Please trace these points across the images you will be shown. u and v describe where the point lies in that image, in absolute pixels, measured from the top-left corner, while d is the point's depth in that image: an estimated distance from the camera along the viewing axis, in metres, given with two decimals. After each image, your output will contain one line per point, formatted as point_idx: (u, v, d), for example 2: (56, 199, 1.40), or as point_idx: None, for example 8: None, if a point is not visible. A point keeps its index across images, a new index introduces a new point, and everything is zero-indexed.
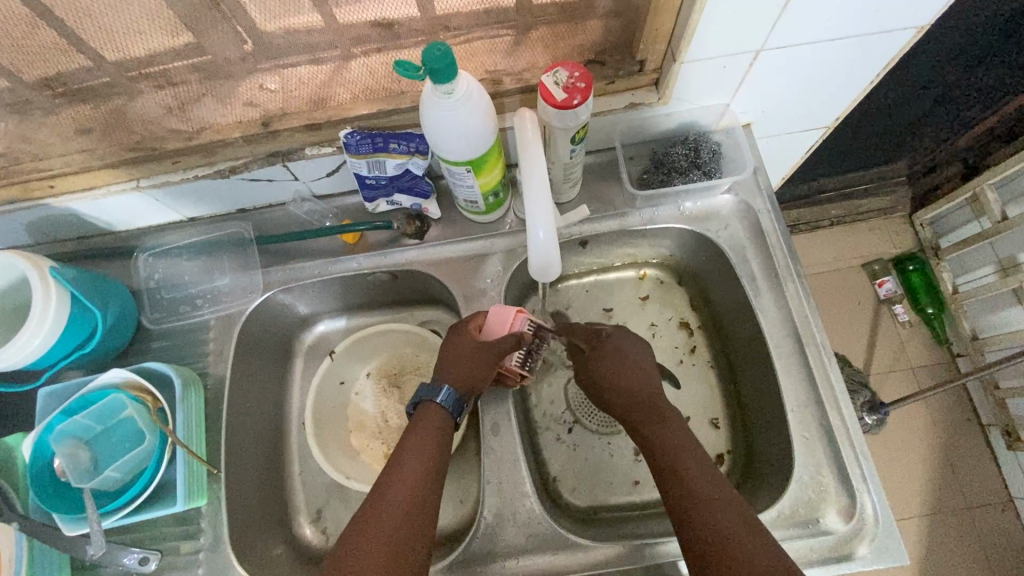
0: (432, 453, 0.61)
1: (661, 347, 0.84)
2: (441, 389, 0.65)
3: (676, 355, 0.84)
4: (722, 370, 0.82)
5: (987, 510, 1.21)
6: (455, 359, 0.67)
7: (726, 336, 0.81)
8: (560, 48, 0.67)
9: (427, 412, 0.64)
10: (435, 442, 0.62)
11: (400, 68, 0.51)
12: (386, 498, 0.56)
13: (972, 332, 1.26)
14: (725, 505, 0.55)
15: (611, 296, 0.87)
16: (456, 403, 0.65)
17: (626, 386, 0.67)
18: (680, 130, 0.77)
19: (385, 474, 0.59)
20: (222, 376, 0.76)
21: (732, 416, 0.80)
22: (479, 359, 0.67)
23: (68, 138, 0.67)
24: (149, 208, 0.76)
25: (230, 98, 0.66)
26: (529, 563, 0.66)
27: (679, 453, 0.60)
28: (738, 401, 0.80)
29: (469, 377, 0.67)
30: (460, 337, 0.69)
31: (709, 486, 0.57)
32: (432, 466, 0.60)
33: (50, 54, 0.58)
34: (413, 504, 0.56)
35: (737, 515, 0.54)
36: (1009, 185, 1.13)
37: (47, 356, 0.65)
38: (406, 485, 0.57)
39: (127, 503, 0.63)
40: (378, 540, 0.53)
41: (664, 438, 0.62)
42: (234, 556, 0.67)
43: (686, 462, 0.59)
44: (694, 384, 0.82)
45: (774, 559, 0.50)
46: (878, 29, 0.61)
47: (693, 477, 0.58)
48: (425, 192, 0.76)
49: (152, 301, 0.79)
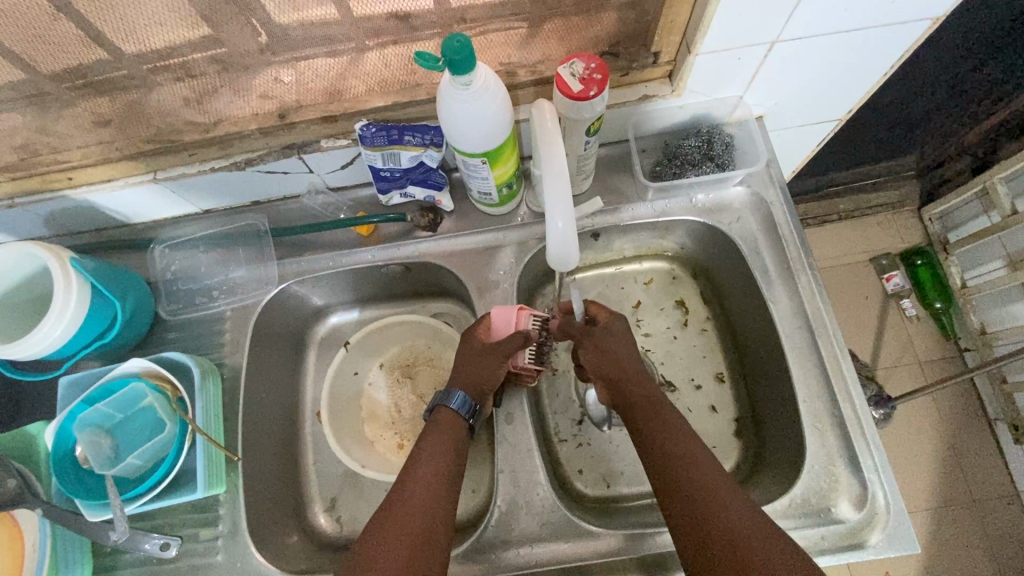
0: (449, 454, 0.62)
1: (671, 334, 0.85)
2: (454, 394, 0.66)
3: (684, 341, 0.85)
4: (729, 351, 0.83)
5: (993, 503, 1.21)
6: (467, 362, 0.69)
7: (735, 326, 0.82)
8: (574, 40, 0.67)
9: (442, 416, 0.66)
10: (452, 445, 0.63)
11: (422, 59, 0.51)
12: (404, 497, 0.57)
13: (980, 327, 1.25)
14: (731, 503, 0.55)
15: (620, 284, 0.88)
16: (468, 405, 0.66)
17: (624, 368, 0.67)
18: (693, 122, 0.78)
19: (401, 475, 0.60)
20: (238, 367, 0.76)
21: (743, 405, 0.80)
22: (489, 360, 0.68)
23: (86, 130, 0.67)
24: (166, 200, 0.77)
25: (247, 91, 0.66)
26: (543, 550, 0.67)
27: (681, 443, 0.60)
28: (744, 374, 0.81)
29: (480, 379, 0.68)
30: (471, 340, 0.70)
31: (708, 476, 0.57)
32: (448, 465, 0.61)
33: (71, 47, 0.57)
34: (431, 503, 0.57)
35: (743, 508, 0.54)
36: (1018, 180, 1.13)
37: (68, 345, 0.66)
38: (422, 483, 0.58)
39: (148, 491, 0.64)
40: (396, 538, 0.53)
41: (665, 427, 0.62)
42: (252, 542, 0.68)
43: (686, 452, 0.60)
44: (701, 359, 0.83)
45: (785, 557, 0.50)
46: (894, 20, 0.61)
47: (693, 468, 0.58)
48: (439, 184, 0.76)
49: (168, 292, 0.80)
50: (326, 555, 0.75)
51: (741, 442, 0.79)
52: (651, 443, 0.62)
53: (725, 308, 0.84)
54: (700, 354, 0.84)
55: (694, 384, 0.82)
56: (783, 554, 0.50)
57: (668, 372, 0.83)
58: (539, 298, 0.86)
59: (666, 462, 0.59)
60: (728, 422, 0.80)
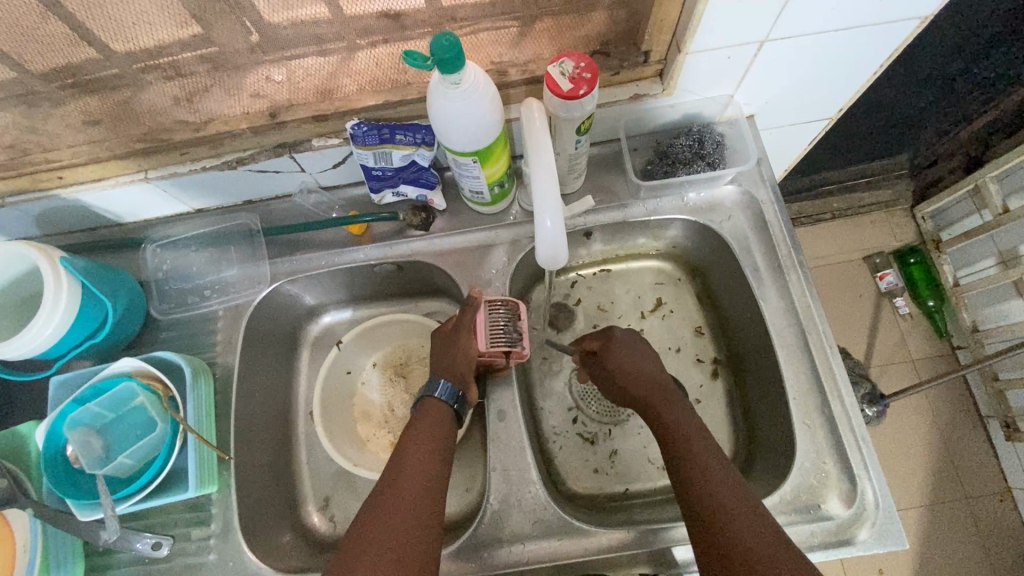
0: (434, 445, 0.62)
1: (653, 310, 0.87)
2: (438, 383, 0.67)
3: (667, 304, 0.87)
4: (708, 311, 0.86)
5: (986, 500, 1.22)
6: (444, 354, 0.69)
7: (717, 298, 0.84)
8: (564, 40, 0.68)
9: (430, 406, 0.66)
10: (436, 436, 0.63)
11: (410, 58, 0.51)
12: (396, 489, 0.57)
13: (972, 325, 1.26)
14: (723, 479, 0.58)
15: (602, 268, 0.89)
16: (454, 393, 0.66)
17: (649, 380, 0.68)
18: (684, 121, 0.78)
19: (390, 468, 0.60)
20: (231, 366, 0.76)
21: (727, 362, 0.83)
22: (460, 345, 0.69)
23: (77, 129, 0.67)
24: (157, 200, 0.77)
25: (237, 90, 0.66)
26: (535, 548, 0.67)
27: (709, 467, 0.59)
28: (722, 325, 0.84)
29: (459, 364, 0.68)
30: (441, 334, 0.72)
31: (704, 454, 0.60)
32: (435, 456, 0.61)
33: (60, 46, 0.57)
34: (420, 494, 0.57)
35: (736, 494, 0.56)
36: (1010, 178, 1.14)
37: (59, 345, 0.66)
38: (412, 476, 0.58)
39: (139, 490, 0.65)
40: (388, 529, 0.53)
41: (692, 452, 0.60)
42: (245, 541, 0.68)
43: (696, 453, 0.60)
44: (685, 335, 0.85)
45: (770, 532, 0.53)
46: (883, 20, 0.61)
47: (720, 492, 0.56)
48: (431, 184, 0.76)
49: (160, 292, 0.80)
50: (319, 554, 0.75)
51: (733, 440, 0.79)
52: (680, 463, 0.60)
53: (717, 305, 0.84)
54: (688, 337, 0.85)
55: (676, 346, 0.84)
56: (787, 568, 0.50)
57: (650, 338, 0.85)
58: (531, 297, 0.87)
59: (692, 486, 0.58)
60: (718, 413, 0.81)
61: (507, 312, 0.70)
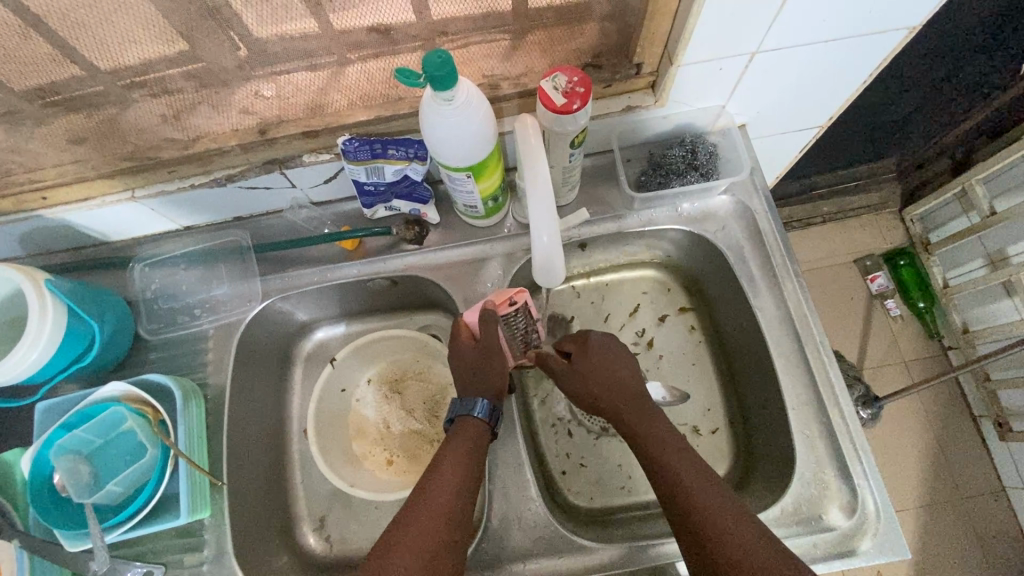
0: (468, 459, 0.61)
1: (640, 310, 0.87)
2: (476, 402, 0.66)
3: (651, 303, 0.87)
4: (699, 310, 0.86)
5: (980, 500, 1.23)
6: (472, 370, 0.70)
7: (710, 300, 0.84)
8: (557, 52, 0.67)
9: (467, 426, 0.65)
10: (469, 452, 0.62)
11: (401, 76, 0.50)
12: (426, 506, 0.56)
13: (962, 325, 1.27)
14: (672, 443, 0.63)
15: (592, 274, 0.88)
16: (491, 411, 0.66)
17: (618, 387, 0.68)
18: (677, 132, 0.78)
19: (424, 478, 0.60)
20: (222, 385, 0.75)
21: (719, 362, 0.83)
22: (488, 362, 0.69)
23: (61, 148, 0.66)
24: (144, 219, 0.75)
25: (226, 106, 0.65)
26: (536, 566, 0.66)
27: (709, 507, 0.56)
28: (711, 320, 0.85)
29: (493, 381, 0.69)
30: (460, 353, 0.70)
31: (655, 422, 0.65)
32: (469, 473, 0.60)
33: (43, 65, 0.56)
34: (450, 505, 0.57)
35: (683, 456, 0.61)
36: (996, 180, 1.15)
37: (44, 369, 0.64)
38: (444, 485, 0.58)
39: (130, 517, 0.63)
40: (417, 537, 0.54)
41: (660, 451, 0.62)
42: (239, 565, 0.67)
43: (640, 422, 0.65)
44: (681, 340, 0.85)
45: (715, 482, 0.58)
46: (871, 30, 0.62)
47: (686, 478, 0.59)
48: (424, 198, 0.76)
49: (149, 311, 0.79)
50: None
51: (731, 449, 0.79)
52: (660, 475, 0.60)
53: (711, 308, 0.84)
54: (676, 333, 0.86)
55: (667, 343, 0.85)
56: (756, 530, 0.54)
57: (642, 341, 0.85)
58: None
59: (659, 472, 0.61)
60: (719, 423, 0.80)
61: (523, 314, 0.71)
